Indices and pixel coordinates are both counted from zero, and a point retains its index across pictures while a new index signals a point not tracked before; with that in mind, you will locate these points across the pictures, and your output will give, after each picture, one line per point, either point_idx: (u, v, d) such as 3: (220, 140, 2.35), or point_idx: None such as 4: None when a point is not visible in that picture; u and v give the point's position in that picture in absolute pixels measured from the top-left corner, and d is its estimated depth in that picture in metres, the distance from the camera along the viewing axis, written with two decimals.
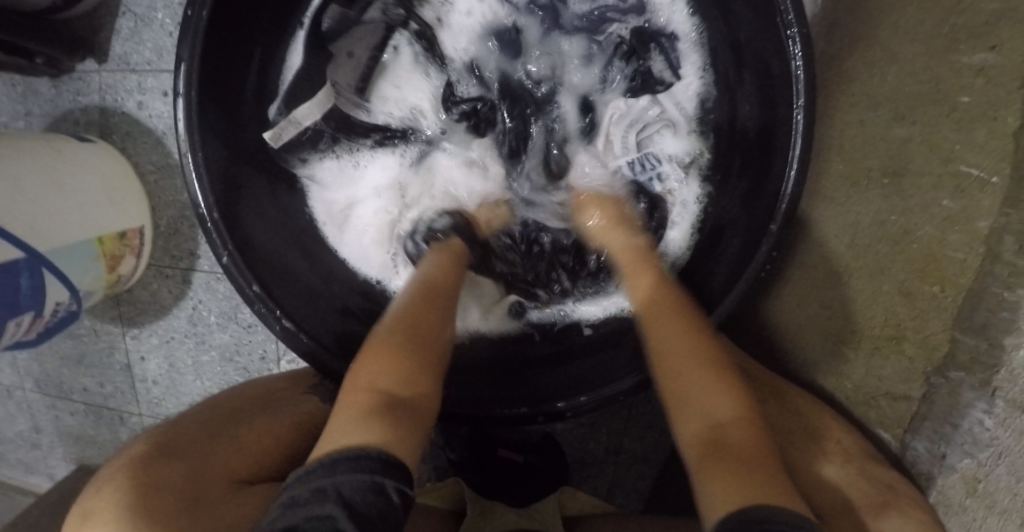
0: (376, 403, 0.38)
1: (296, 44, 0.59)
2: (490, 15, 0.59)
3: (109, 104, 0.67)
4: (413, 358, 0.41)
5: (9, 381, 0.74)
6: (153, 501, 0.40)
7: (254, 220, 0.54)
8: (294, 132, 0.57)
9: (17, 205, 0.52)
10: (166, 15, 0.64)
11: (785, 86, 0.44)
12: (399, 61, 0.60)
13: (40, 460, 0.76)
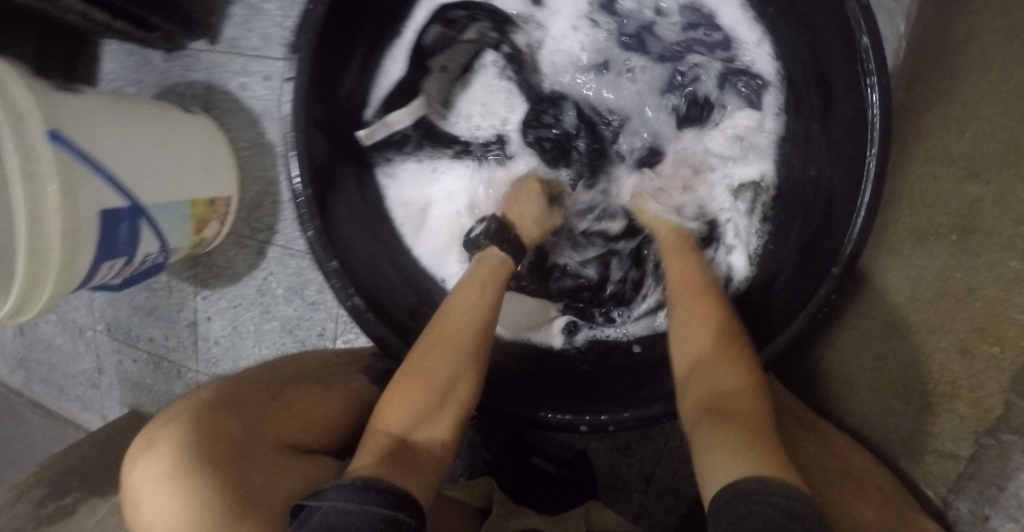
0: (390, 444, 0.46)
1: (395, 52, 0.63)
2: (583, 40, 0.60)
3: (214, 82, 0.73)
4: (427, 394, 0.50)
5: (84, 321, 0.80)
6: (212, 444, 0.44)
7: (343, 209, 0.59)
8: (384, 133, 0.62)
9: (127, 159, 0.58)
10: (277, 7, 0.69)
11: (860, 134, 0.46)
12: (490, 78, 0.63)
13: (97, 398, 0.81)
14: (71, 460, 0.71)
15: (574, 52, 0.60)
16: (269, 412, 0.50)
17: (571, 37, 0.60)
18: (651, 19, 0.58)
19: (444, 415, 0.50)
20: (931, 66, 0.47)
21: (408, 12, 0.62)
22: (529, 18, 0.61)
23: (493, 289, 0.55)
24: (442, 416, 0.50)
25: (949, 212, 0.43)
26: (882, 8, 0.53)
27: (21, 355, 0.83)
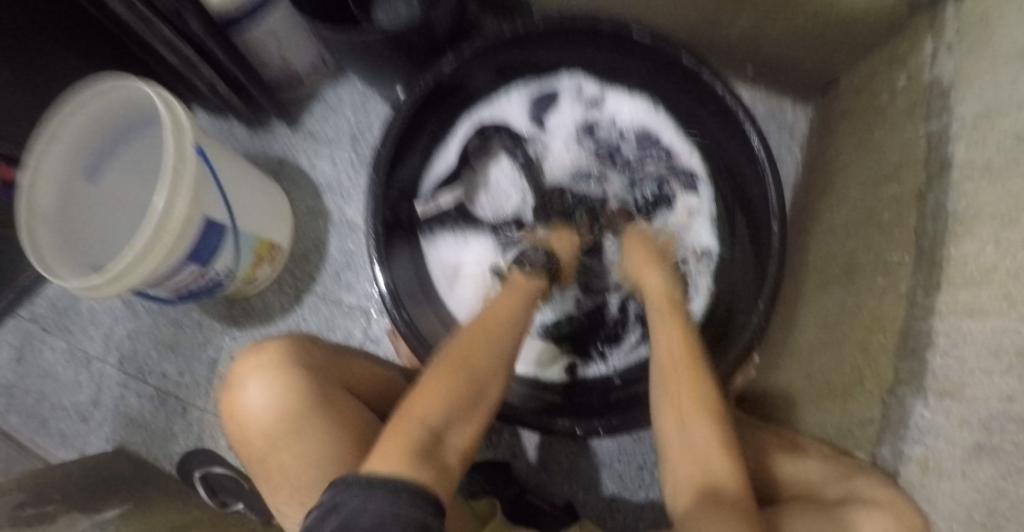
0: (425, 437, 0.45)
1: (444, 153, 0.82)
2: (572, 156, 0.80)
3: (289, 159, 0.88)
4: (455, 398, 0.49)
5: (94, 352, 0.83)
6: (309, 363, 0.52)
7: (397, 261, 0.75)
8: (434, 209, 0.81)
9: (231, 191, 0.70)
10: (352, 112, 0.88)
11: (766, 213, 0.66)
12: (501, 174, 0.82)
13: (82, 434, 0.81)
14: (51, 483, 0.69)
15: (565, 165, 0.80)
16: (352, 361, 0.58)
17: (564, 155, 0.81)
18: (617, 143, 0.80)
19: (469, 423, 0.49)
20: (817, 178, 0.75)
21: (452, 128, 0.82)
22: (532, 137, 0.82)
23: (516, 317, 0.58)
24: (461, 431, 0.48)
25: (838, 263, 0.65)
26: (783, 148, 0.82)
27: (11, 382, 0.84)
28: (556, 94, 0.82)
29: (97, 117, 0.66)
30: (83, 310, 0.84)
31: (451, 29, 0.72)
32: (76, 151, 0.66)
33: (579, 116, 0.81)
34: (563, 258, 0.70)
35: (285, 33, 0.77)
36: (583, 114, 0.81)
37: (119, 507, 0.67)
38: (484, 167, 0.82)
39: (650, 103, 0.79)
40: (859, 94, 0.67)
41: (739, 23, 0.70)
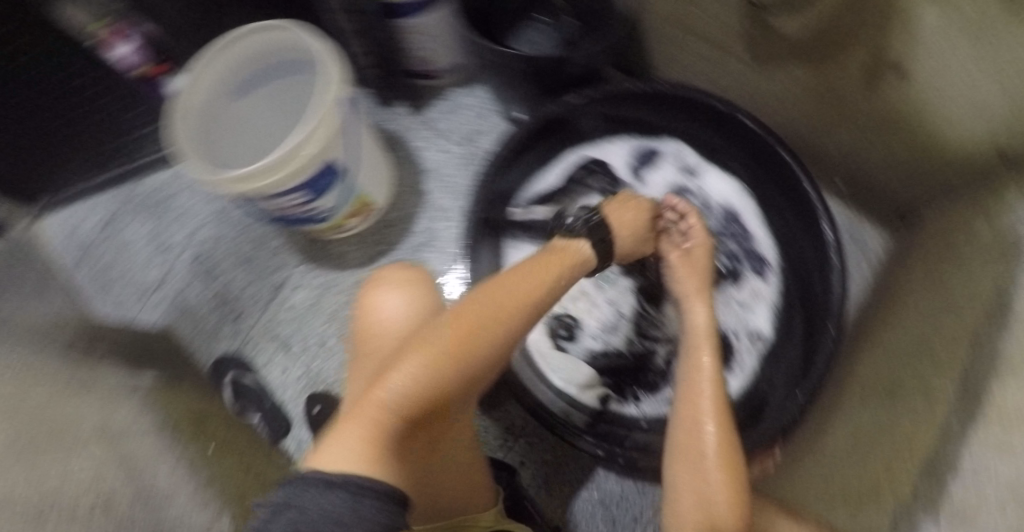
0: (396, 428, 0.39)
1: (550, 170, 0.85)
2: None
3: (399, 136, 0.88)
4: (465, 362, 0.42)
5: (176, 241, 0.89)
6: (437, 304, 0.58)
7: (478, 253, 0.78)
8: (525, 217, 0.83)
9: (347, 138, 0.69)
10: (473, 109, 0.88)
11: (822, 310, 0.70)
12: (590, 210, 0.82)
13: (133, 308, 0.87)
14: (99, 342, 0.75)
15: None
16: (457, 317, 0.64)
17: None
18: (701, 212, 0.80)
19: (470, 387, 0.44)
20: (881, 302, 0.79)
21: (561, 154, 0.85)
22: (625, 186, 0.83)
23: (551, 286, 0.50)
24: (458, 393, 0.43)
25: (880, 380, 0.66)
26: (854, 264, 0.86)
27: (89, 243, 0.90)
28: (658, 153, 0.83)
29: (267, 53, 0.72)
30: (179, 203, 0.91)
31: (585, 72, 0.75)
32: (241, 81, 0.73)
33: (673, 177, 0.82)
34: (633, 226, 0.63)
35: (438, 32, 0.76)
36: (677, 177, 0.82)
37: (152, 381, 0.73)
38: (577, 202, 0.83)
39: (745, 188, 0.80)
40: (933, 235, 0.72)
41: (841, 132, 0.76)
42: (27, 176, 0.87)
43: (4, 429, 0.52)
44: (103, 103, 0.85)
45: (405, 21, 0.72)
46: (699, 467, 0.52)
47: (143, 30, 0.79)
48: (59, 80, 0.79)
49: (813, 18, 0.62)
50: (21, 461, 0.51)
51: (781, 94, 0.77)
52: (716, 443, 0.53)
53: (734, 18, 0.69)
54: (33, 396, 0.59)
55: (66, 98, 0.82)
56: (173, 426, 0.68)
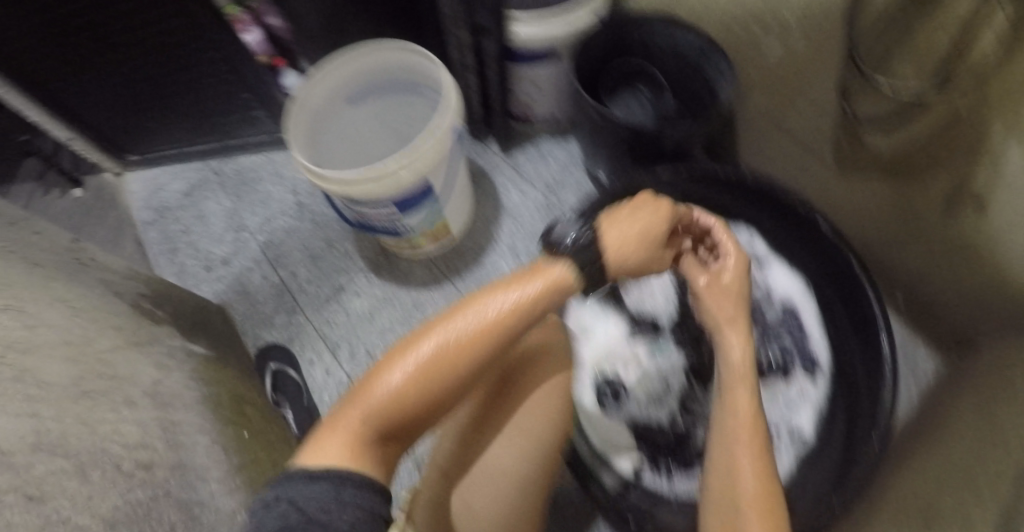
0: (373, 430, 0.40)
1: None
2: None
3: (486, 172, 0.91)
4: (422, 397, 0.42)
5: (249, 224, 0.93)
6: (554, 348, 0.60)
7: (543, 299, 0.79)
8: None
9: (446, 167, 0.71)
10: (561, 162, 0.90)
11: (867, 428, 0.70)
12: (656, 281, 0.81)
13: (198, 278, 0.93)
14: (164, 300, 0.79)
15: None
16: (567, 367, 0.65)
17: None
18: (762, 302, 0.82)
19: (436, 412, 0.44)
20: (924, 426, 0.79)
21: None
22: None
23: (517, 317, 0.44)
24: (424, 420, 0.44)
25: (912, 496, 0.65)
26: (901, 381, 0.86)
27: (170, 206, 1.02)
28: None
29: (391, 70, 0.75)
30: (261, 189, 0.95)
31: (677, 149, 0.77)
32: (360, 88, 0.76)
33: None
34: (642, 235, 0.49)
35: (544, 86, 0.81)
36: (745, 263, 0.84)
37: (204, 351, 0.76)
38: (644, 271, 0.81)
39: (808, 287, 0.82)
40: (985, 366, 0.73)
41: (906, 250, 0.80)
42: (124, 132, 0.98)
43: (68, 369, 0.54)
44: (212, 80, 0.90)
45: (519, 68, 0.78)
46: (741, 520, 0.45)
47: (273, 21, 0.90)
48: (182, 52, 0.84)
49: (906, 136, 0.67)
50: (78, 406, 0.52)
51: (861, 204, 0.81)
52: (753, 492, 0.46)
53: (828, 122, 0.75)
54: (98, 344, 0.61)
55: (182, 68, 0.87)
56: (213, 403, 0.70)
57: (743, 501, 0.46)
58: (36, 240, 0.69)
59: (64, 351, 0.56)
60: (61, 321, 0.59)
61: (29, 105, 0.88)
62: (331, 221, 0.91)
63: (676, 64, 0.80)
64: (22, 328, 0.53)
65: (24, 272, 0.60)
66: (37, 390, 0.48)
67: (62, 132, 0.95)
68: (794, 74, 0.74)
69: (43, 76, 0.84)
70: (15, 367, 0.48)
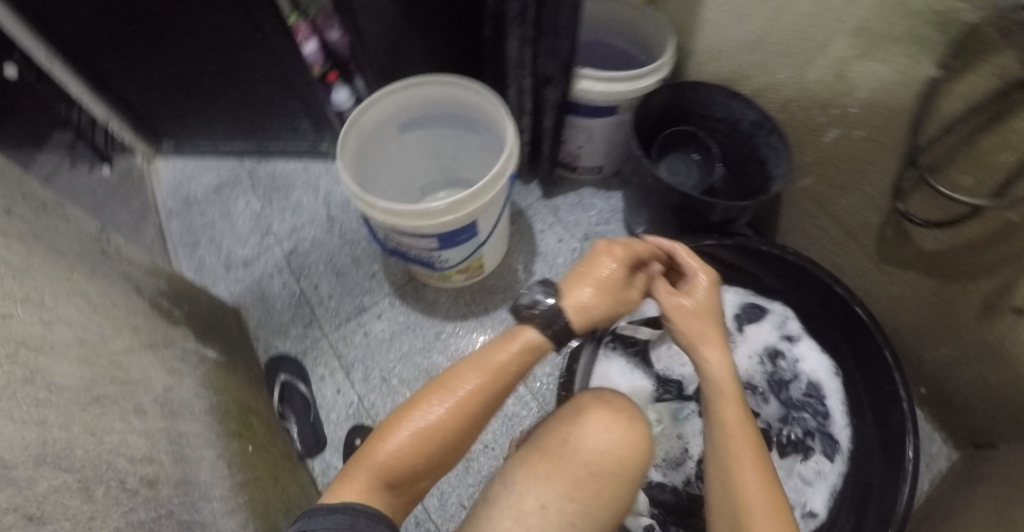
0: (385, 477, 0.46)
1: None
2: (747, 365, 0.82)
3: (525, 213, 0.91)
4: (421, 455, 0.48)
5: (275, 230, 0.94)
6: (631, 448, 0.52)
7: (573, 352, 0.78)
8: (631, 335, 0.82)
9: (494, 208, 0.70)
10: (597, 214, 0.91)
11: (880, 516, 0.68)
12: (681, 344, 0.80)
13: (215, 277, 0.92)
14: (182, 299, 0.78)
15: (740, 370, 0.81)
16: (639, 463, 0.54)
17: (744, 358, 0.82)
18: (788, 378, 0.81)
19: (438, 469, 0.50)
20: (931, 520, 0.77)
21: None
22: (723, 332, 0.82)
23: (502, 380, 0.51)
24: (426, 476, 0.50)
25: None
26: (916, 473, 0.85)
27: (195, 199, 1.02)
28: (764, 311, 0.85)
29: (447, 101, 0.74)
30: (292, 197, 0.97)
31: (722, 222, 0.76)
32: (416, 115, 0.76)
33: (771, 338, 0.83)
34: (604, 287, 0.55)
35: (598, 137, 0.82)
36: (775, 339, 0.83)
37: (216, 356, 0.74)
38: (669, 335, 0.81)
39: (837, 371, 0.80)
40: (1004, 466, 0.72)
41: (936, 347, 0.80)
42: (161, 116, 1.00)
43: (79, 371, 0.53)
44: (265, 86, 0.90)
45: (577, 118, 0.79)
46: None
47: (333, 35, 0.92)
48: (241, 54, 0.84)
49: (952, 238, 0.67)
50: (88, 414, 0.50)
51: (898, 296, 0.81)
52: (758, 499, 0.47)
53: (877, 217, 0.75)
54: (112, 344, 0.60)
55: (237, 69, 0.87)
56: (222, 412, 0.67)
57: (749, 511, 0.47)
58: (65, 227, 0.68)
59: (77, 351, 0.55)
60: (79, 317, 0.58)
61: (75, 79, 0.91)
62: (360, 239, 0.91)
63: (731, 136, 0.83)
64: (38, 324, 0.52)
65: (45, 266, 0.59)
66: (47, 394, 0.47)
67: (101, 109, 0.98)
68: (849, 165, 0.74)
69: (93, 58, 0.87)
70: (28, 367, 0.47)
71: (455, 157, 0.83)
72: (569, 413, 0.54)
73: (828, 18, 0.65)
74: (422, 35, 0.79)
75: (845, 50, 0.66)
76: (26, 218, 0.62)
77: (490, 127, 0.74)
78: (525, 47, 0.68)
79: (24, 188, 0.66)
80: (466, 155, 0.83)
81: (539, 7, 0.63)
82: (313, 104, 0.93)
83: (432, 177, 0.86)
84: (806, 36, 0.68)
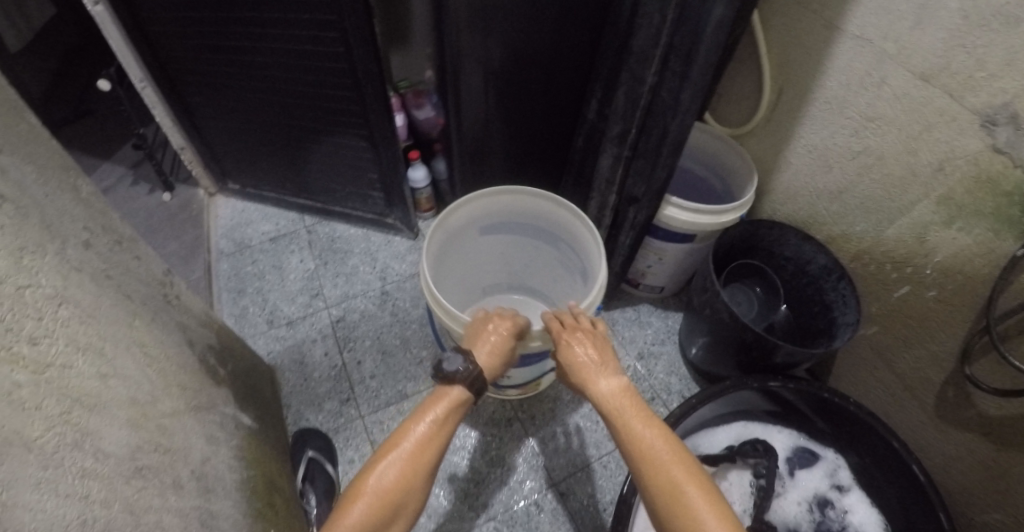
0: None
1: (716, 431, 0.85)
2: (798, 513, 0.80)
3: None
4: (388, 506, 0.49)
5: (325, 294, 0.98)
6: None
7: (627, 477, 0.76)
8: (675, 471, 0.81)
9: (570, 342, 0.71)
10: (654, 329, 0.99)
11: None
12: (735, 484, 0.82)
13: (256, 333, 0.93)
14: (227, 353, 0.77)
15: (788, 518, 0.80)
16: None
17: (795, 505, 0.81)
18: (836, 530, 0.79)
19: (408, 515, 0.51)
20: None
21: (726, 422, 0.86)
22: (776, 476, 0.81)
23: (444, 431, 0.54)
24: (399, 523, 0.51)
25: None
26: None
27: (250, 245, 1.04)
28: (817, 457, 0.84)
29: (537, 216, 0.76)
30: (349, 263, 1.02)
31: (788, 363, 0.78)
32: (501, 220, 0.77)
33: (823, 485, 0.82)
34: (498, 350, 0.61)
35: (669, 260, 0.90)
36: (825, 486, 0.82)
37: (250, 422, 0.73)
38: (724, 470, 0.83)
39: (889, 529, 0.78)
40: None
41: (986, 512, 0.73)
42: (233, 162, 1.04)
43: (128, 434, 0.49)
44: (349, 152, 0.95)
45: (654, 240, 0.87)
46: (686, 501, 0.45)
47: (420, 113, 0.98)
48: (338, 119, 0.89)
49: (1016, 406, 0.64)
50: (128, 487, 0.46)
51: (948, 459, 0.76)
52: (676, 464, 0.47)
53: (939, 375, 0.73)
54: (161, 405, 0.57)
55: (328, 132, 0.92)
56: (249, 490, 0.64)
57: (665, 477, 0.47)
58: (135, 266, 0.66)
59: (128, 410, 0.51)
60: (135, 370, 0.55)
61: (161, 108, 0.93)
62: (412, 320, 0.95)
63: (797, 277, 0.88)
64: (95, 377, 0.49)
65: (112, 307, 0.57)
66: (92, 462, 0.44)
67: (177, 139, 0.99)
68: (917, 323, 0.74)
69: (186, 91, 0.91)
70: (77, 428, 0.44)
71: (527, 266, 0.85)
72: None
73: (916, 182, 0.67)
74: (513, 138, 0.85)
75: (929, 216, 0.67)
76: (101, 253, 0.60)
77: (576, 250, 0.75)
78: (617, 165, 0.78)
79: (106, 220, 0.64)
80: (539, 263, 0.84)
81: (639, 132, 0.74)
82: (389, 183, 0.97)
83: (497, 275, 0.87)
84: (891, 197, 0.71)
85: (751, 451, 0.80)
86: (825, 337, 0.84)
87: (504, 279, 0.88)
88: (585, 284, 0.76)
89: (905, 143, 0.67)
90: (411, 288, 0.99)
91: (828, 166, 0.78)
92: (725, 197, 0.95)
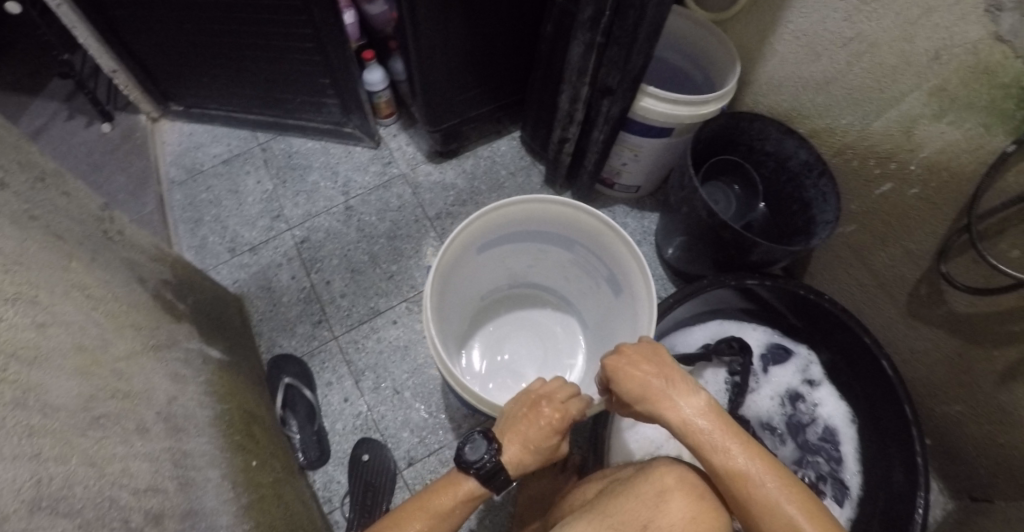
0: None
1: (693, 331, 0.86)
2: (770, 407, 0.84)
3: None
4: None
5: (287, 215, 0.93)
6: None
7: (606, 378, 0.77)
8: None
9: None
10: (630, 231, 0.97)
11: None
12: (711, 381, 0.84)
13: (218, 261, 0.90)
14: (186, 288, 0.74)
15: (761, 412, 0.84)
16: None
17: (766, 401, 0.85)
18: (806, 421, 0.83)
19: None
20: None
21: (703, 320, 0.86)
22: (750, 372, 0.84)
23: (442, 527, 0.48)
24: None
25: None
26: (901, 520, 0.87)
27: (202, 169, 0.97)
28: (790, 353, 0.87)
29: (545, 219, 0.70)
30: (309, 180, 0.96)
31: (763, 260, 0.76)
32: (504, 233, 0.71)
33: (794, 381, 0.86)
34: (535, 447, 0.51)
35: (644, 158, 0.85)
36: (797, 382, 0.85)
37: (219, 355, 0.72)
38: (700, 369, 0.85)
39: (855, 419, 0.82)
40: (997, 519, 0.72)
41: (948, 404, 0.76)
42: (168, 76, 0.93)
43: (79, 385, 0.48)
44: (296, 56, 0.85)
45: (628, 136, 0.82)
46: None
47: (372, 9, 0.87)
48: (277, 19, 0.78)
49: (987, 304, 0.64)
50: (86, 439, 0.46)
51: (915, 351, 0.78)
52: (804, 518, 0.45)
53: (914, 273, 0.72)
54: (113, 348, 0.55)
55: (269, 34, 0.81)
56: (224, 423, 0.65)
57: (776, 510, 0.45)
58: (65, 203, 0.61)
59: (75, 359, 0.49)
60: (78, 316, 0.53)
61: (81, 27, 0.81)
62: (379, 235, 0.92)
63: (776, 172, 0.84)
64: (32, 328, 0.46)
65: (43, 252, 0.53)
66: (41, 420, 0.42)
67: (107, 63, 0.88)
68: (896, 221, 0.71)
69: (105, 3, 0.79)
70: (17, 386, 0.41)
71: (531, 264, 0.81)
72: (654, 492, 0.51)
73: (910, 73, 0.61)
74: (474, 28, 0.76)
75: (920, 110, 0.62)
76: (22, 193, 0.55)
77: (596, 254, 0.71)
78: (589, 55, 0.71)
79: (21, 154, 0.58)
80: (548, 261, 0.80)
81: (614, 16, 0.65)
82: (344, 86, 0.88)
83: (497, 279, 0.83)
84: (880, 88, 0.65)
85: (727, 349, 0.81)
86: (802, 235, 0.82)
87: (503, 281, 0.84)
88: (607, 284, 0.74)
89: (900, 28, 0.60)
90: (376, 203, 0.94)
91: (816, 54, 0.70)
92: (704, 90, 0.88)
